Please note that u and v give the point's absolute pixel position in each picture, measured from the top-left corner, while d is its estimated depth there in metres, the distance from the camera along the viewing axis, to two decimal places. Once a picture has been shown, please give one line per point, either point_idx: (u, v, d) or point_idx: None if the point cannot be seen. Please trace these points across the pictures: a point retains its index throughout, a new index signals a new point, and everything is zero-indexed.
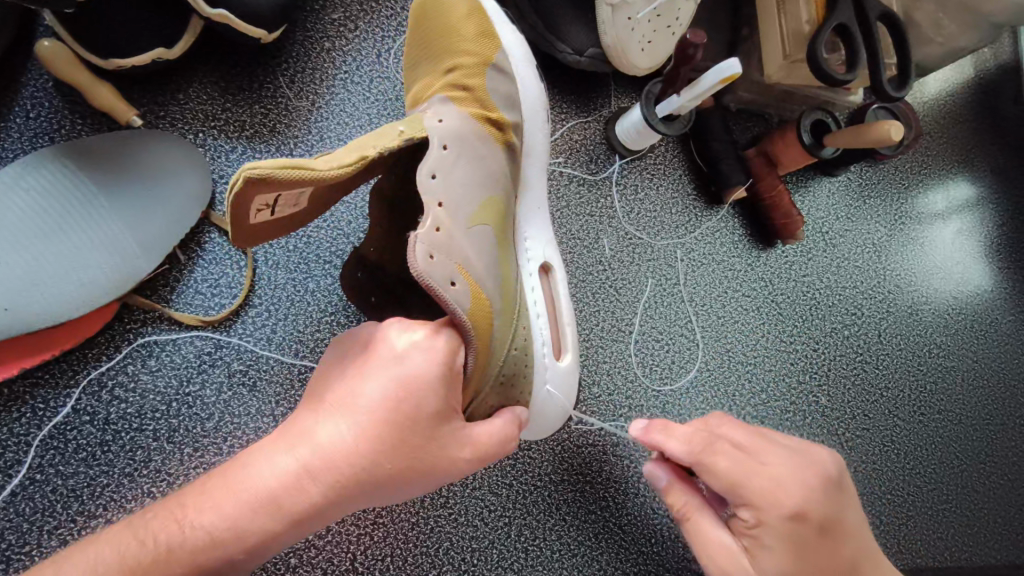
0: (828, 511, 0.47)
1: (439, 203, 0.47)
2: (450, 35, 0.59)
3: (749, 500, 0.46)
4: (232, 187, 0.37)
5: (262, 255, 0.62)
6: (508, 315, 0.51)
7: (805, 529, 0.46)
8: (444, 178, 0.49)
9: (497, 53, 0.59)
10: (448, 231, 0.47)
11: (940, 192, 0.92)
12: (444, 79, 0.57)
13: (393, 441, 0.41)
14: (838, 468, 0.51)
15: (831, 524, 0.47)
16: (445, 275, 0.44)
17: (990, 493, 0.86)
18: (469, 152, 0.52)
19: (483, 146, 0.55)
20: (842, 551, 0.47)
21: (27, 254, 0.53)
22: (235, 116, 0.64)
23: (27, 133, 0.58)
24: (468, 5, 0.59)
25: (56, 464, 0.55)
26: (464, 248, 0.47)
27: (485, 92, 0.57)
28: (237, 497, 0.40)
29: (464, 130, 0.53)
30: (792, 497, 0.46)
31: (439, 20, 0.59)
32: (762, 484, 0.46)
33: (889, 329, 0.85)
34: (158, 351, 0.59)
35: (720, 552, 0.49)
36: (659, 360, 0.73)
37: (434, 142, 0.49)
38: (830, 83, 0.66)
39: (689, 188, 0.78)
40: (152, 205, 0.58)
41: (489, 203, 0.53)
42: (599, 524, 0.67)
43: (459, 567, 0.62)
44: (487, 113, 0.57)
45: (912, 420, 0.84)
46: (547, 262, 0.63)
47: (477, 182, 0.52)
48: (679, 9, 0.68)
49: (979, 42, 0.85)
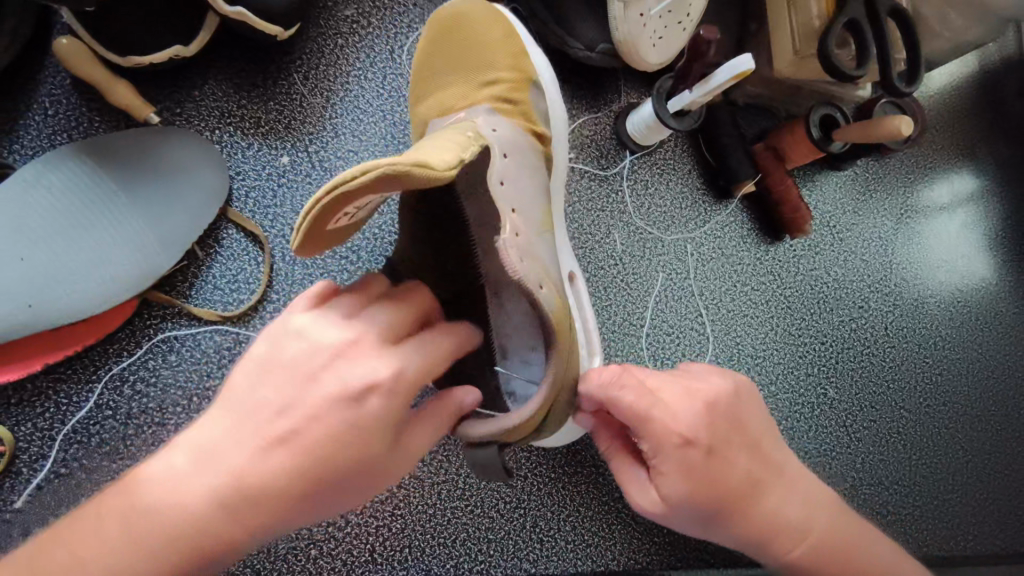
0: (719, 433, 0.47)
1: (513, 210, 0.48)
2: (484, 46, 0.60)
3: (646, 430, 0.46)
4: (349, 182, 0.36)
5: (279, 250, 0.63)
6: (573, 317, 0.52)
7: (700, 455, 0.45)
8: (512, 186, 0.50)
9: (534, 69, 0.61)
10: (524, 235, 0.48)
11: (944, 184, 0.93)
12: (483, 92, 0.58)
13: (300, 465, 0.39)
14: (727, 391, 0.49)
15: (720, 447, 0.46)
16: (536, 278, 0.45)
17: (995, 482, 0.87)
18: (524, 162, 0.54)
19: (533, 160, 0.56)
20: (735, 474, 0.47)
21: (49, 250, 0.54)
22: (251, 113, 0.64)
23: (46, 130, 0.59)
24: (504, 24, 0.61)
25: (80, 458, 0.55)
26: (540, 255, 0.49)
27: (529, 105, 0.60)
28: (150, 516, 0.38)
29: (517, 141, 0.55)
30: (681, 420, 0.46)
31: (473, 34, 0.60)
32: (660, 416, 0.46)
33: (895, 321, 0.86)
34: (178, 347, 0.59)
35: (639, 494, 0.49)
36: (670, 353, 0.74)
37: (497, 151, 0.50)
38: (841, 78, 0.67)
39: (698, 182, 0.79)
40: (172, 202, 0.58)
41: (544, 215, 0.55)
42: (612, 514, 0.68)
43: (475, 558, 0.63)
44: (532, 129, 0.59)
45: (918, 411, 0.85)
46: (571, 271, 0.61)
47: (536, 193, 0.54)
48: (690, 5, 0.69)
49: (986, 35, 0.85)
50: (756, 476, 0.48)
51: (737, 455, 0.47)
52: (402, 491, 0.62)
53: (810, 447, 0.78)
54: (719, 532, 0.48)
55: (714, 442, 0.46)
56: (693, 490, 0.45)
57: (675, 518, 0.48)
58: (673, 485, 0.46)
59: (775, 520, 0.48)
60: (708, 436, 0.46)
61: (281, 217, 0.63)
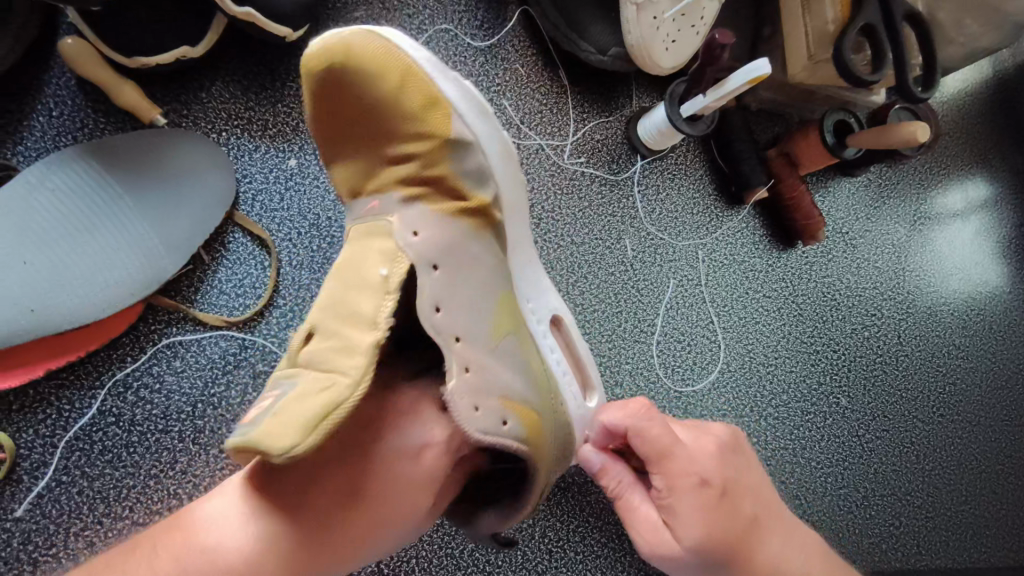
0: (731, 474, 0.46)
1: (456, 337, 0.45)
2: (384, 114, 0.50)
3: (664, 465, 0.45)
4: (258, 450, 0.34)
5: (286, 254, 0.62)
6: (547, 396, 0.50)
7: (715, 496, 0.44)
8: (450, 308, 0.46)
9: (450, 124, 0.51)
10: (476, 364, 0.45)
11: (957, 192, 0.92)
12: (401, 172, 0.51)
13: (343, 526, 0.40)
14: (735, 435, 0.49)
15: (733, 490, 0.45)
16: (495, 419, 0.43)
17: (1009, 494, 0.85)
18: (461, 257, 0.49)
19: (472, 245, 0.50)
20: (741, 520, 0.44)
21: (52, 255, 0.53)
22: (259, 115, 0.63)
23: (50, 132, 0.58)
24: (399, 72, 0.50)
25: (81, 466, 0.54)
26: (494, 373, 0.46)
27: (451, 174, 0.51)
28: (196, 562, 0.37)
29: (446, 234, 0.49)
30: (698, 459, 0.45)
31: (367, 98, 0.50)
32: (679, 452, 0.45)
33: (908, 330, 0.85)
34: (182, 352, 0.58)
35: (651, 534, 0.46)
36: (681, 361, 0.73)
37: (422, 268, 0.46)
38: (857, 84, 0.66)
39: (710, 188, 0.78)
40: (177, 206, 0.57)
41: (499, 301, 0.50)
42: (622, 525, 0.66)
43: (483, 569, 0.62)
44: (463, 203, 0.51)
45: (932, 422, 0.84)
46: (554, 312, 0.59)
47: (481, 289, 0.49)
48: (703, 8, 0.68)
49: (1001, 42, 0.84)
50: (765, 520, 0.46)
51: (749, 498, 0.46)
52: None
53: (823, 457, 0.77)
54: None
55: (727, 484, 0.45)
56: (706, 532, 0.43)
57: (674, 561, 0.45)
58: (686, 528, 0.44)
59: (775, 572, 0.45)
60: (721, 478, 0.45)
61: (288, 220, 0.62)
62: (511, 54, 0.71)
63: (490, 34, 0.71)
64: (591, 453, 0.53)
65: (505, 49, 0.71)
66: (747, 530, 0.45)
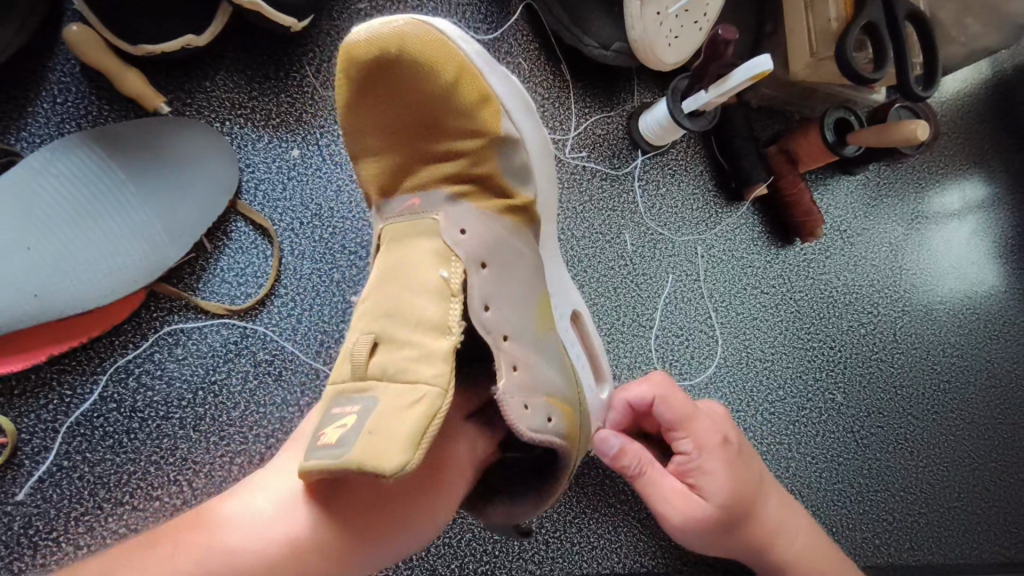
0: (739, 437, 0.56)
1: (505, 336, 0.46)
2: (436, 108, 0.50)
3: (692, 426, 0.54)
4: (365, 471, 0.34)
5: (288, 244, 0.62)
6: (581, 392, 0.51)
7: (734, 453, 0.54)
8: (499, 306, 0.47)
9: (502, 124, 0.51)
10: (524, 362, 0.46)
11: (955, 192, 0.92)
12: (445, 169, 0.51)
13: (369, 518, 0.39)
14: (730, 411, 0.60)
15: (743, 447, 0.56)
16: (543, 415, 0.44)
17: (1002, 491, 0.86)
18: (506, 256, 0.50)
19: (515, 242, 0.51)
20: (753, 476, 0.55)
21: (56, 240, 0.53)
22: (262, 105, 0.63)
23: (54, 118, 0.58)
24: (452, 68, 0.49)
25: (83, 451, 0.55)
26: (542, 370, 0.47)
27: (497, 173, 0.52)
28: (211, 562, 0.36)
29: (492, 232, 0.50)
30: (719, 424, 0.55)
31: (415, 91, 0.49)
32: (704, 417, 0.55)
33: (904, 327, 0.86)
34: (184, 340, 0.58)
35: (679, 496, 0.52)
36: (678, 356, 0.73)
37: (472, 267, 0.47)
38: (859, 82, 0.66)
39: (710, 184, 0.78)
40: (181, 193, 0.58)
41: (540, 301, 0.52)
42: (618, 517, 0.67)
43: (481, 558, 0.62)
44: (507, 202, 0.52)
45: (925, 418, 0.84)
46: (576, 307, 0.59)
47: (524, 288, 0.50)
48: (706, 4, 0.68)
49: (1001, 43, 0.84)
50: (763, 478, 0.57)
51: (753, 458, 0.56)
52: None
53: (818, 452, 0.77)
54: (731, 536, 0.54)
55: (739, 445, 0.55)
56: (732, 480, 0.53)
57: (701, 519, 0.52)
58: (714, 479, 0.52)
59: (771, 518, 0.56)
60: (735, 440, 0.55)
61: (290, 211, 0.62)
62: (514, 47, 0.72)
63: (493, 27, 0.71)
64: (610, 436, 0.52)
65: (508, 43, 0.71)
66: (754, 483, 0.55)
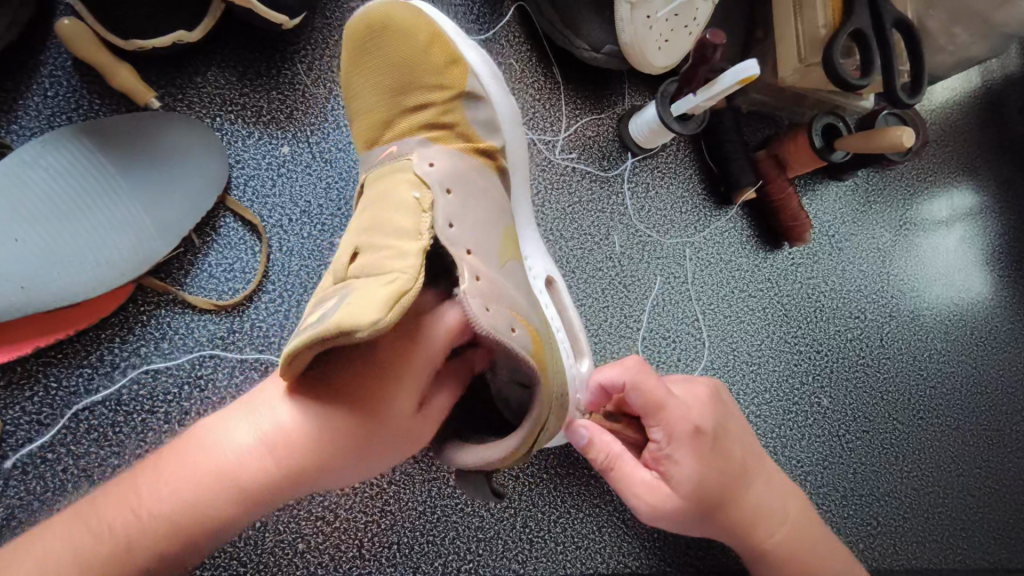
0: (718, 420, 0.53)
1: (468, 250, 0.45)
2: (413, 66, 0.54)
3: (661, 415, 0.51)
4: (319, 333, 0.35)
5: (277, 239, 0.62)
6: (550, 331, 0.49)
7: (706, 441, 0.51)
8: (462, 225, 0.46)
9: (470, 79, 0.55)
10: (488, 277, 0.45)
11: (943, 199, 0.93)
12: (414, 119, 0.53)
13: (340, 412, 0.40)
14: (715, 388, 0.56)
15: (721, 432, 0.53)
16: (505, 323, 0.43)
17: (985, 498, 0.86)
18: (473, 189, 0.50)
19: (480, 177, 0.52)
20: (730, 464, 0.53)
21: (44, 232, 0.54)
22: (253, 102, 0.63)
23: (45, 111, 0.58)
24: (427, 31, 0.54)
25: (67, 444, 0.55)
26: (506, 289, 0.46)
27: (467, 124, 0.54)
28: (194, 466, 0.39)
29: (459, 166, 0.51)
30: (692, 412, 0.52)
31: (395, 47, 0.54)
32: (675, 404, 0.51)
33: (891, 333, 0.87)
34: (170, 334, 0.59)
35: (648, 491, 0.52)
36: (665, 357, 0.74)
37: (437, 188, 0.47)
38: (844, 87, 0.67)
39: (700, 188, 0.79)
40: (173, 186, 0.58)
41: (506, 235, 0.51)
42: (602, 517, 0.67)
43: (464, 557, 0.62)
44: (475, 144, 0.54)
45: (911, 424, 0.85)
46: (548, 274, 0.60)
47: (490, 218, 0.50)
48: (696, 9, 0.69)
49: (988, 52, 0.85)
50: (747, 464, 0.55)
51: (733, 442, 0.54)
52: (392, 487, 0.62)
53: (803, 456, 0.78)
54: (706, 524, 0.54)
55: (714, 429, 0.52)
56: (703, 470, 0.51)
57: (670, 511, 0.52)
58: (683, 470, 0.51)
59: (756, 505, 0.55)
60: (711, 426, 0.52)
61: (279, 207, 0.63)
62: (505, 49, 0.72)
63: (485, 28, 0.71)
64: (579, 428, 0.54)
65: (499, 44, 0.72)
66: (733, 472, 0.53)
